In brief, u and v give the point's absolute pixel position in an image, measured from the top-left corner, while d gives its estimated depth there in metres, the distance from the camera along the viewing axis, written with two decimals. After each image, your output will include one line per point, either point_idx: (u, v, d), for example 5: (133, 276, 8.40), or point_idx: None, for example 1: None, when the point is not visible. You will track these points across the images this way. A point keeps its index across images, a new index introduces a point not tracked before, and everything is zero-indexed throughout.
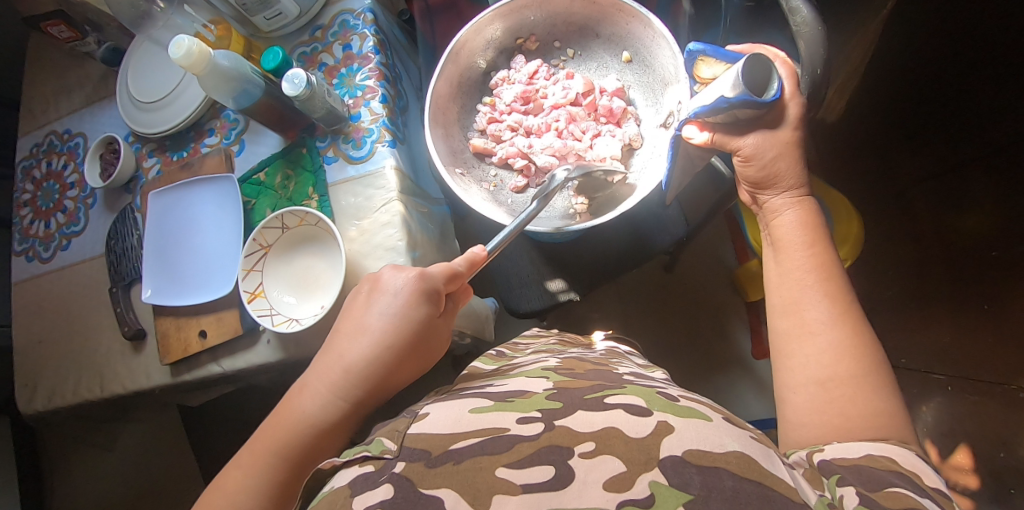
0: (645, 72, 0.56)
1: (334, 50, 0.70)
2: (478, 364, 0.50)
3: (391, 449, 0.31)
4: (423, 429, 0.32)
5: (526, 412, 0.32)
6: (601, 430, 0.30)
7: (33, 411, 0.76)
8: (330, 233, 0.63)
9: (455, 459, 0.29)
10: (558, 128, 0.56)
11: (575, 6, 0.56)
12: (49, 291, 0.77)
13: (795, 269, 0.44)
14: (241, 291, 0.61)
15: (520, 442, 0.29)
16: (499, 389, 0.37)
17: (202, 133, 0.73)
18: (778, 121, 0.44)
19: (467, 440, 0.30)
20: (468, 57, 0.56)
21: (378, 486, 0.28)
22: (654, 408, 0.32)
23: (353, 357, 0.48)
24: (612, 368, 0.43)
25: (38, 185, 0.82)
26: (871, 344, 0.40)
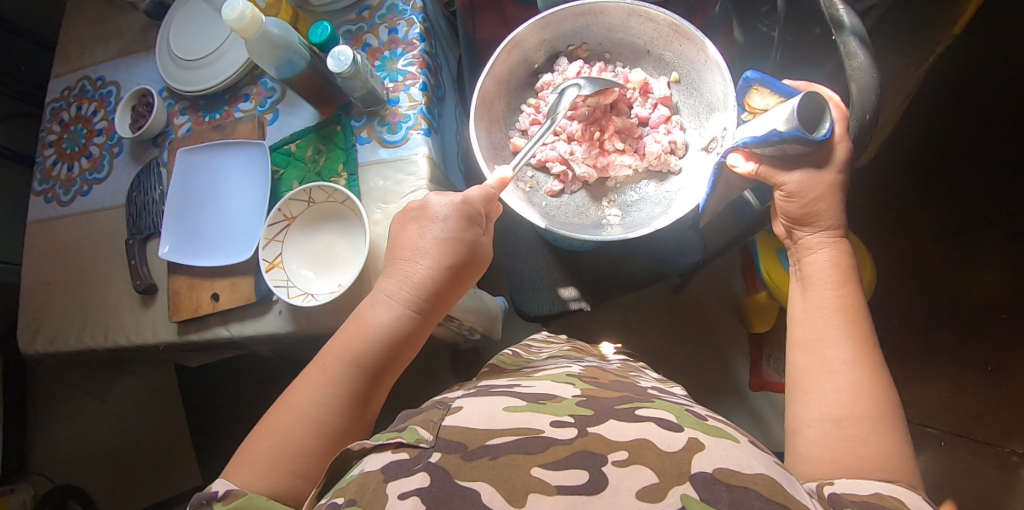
0: (693, 95, 0.54)
1: (380, 32, 0.70)
2: (498, 361, 0.59)
3: (426, 439, 0.38)
4: (458, 422, 0.39)
5: (559, 417, 0.38)
6: (634, 440, 0.35)
7: (32, 352, 0.75)
8: (356, 213, 0.63)
9: (491, 454, 0.35)
10: (601, 138, 0.55)
11: (630, 21, 0.53)
12: (64, 234, 0.77)
13: (821, 304, 0.45)
14: (261, 259, 0.61)
15: (556, 445, 0.35)
16: (527, 391, 0.44)
17: (237, 98, 0.74)
18: (825, 161, 0.44)
19: (503, 437, 0.36)
20: (519, 57, 0.55)
21: (414, 474, 0.34)
22: (685, 425, 0.38)
23: (414, 279, 0.51)
24: (636, 382, 0.50)
25: (65, 128, 0.82)
26: (888, 389, 0.41)
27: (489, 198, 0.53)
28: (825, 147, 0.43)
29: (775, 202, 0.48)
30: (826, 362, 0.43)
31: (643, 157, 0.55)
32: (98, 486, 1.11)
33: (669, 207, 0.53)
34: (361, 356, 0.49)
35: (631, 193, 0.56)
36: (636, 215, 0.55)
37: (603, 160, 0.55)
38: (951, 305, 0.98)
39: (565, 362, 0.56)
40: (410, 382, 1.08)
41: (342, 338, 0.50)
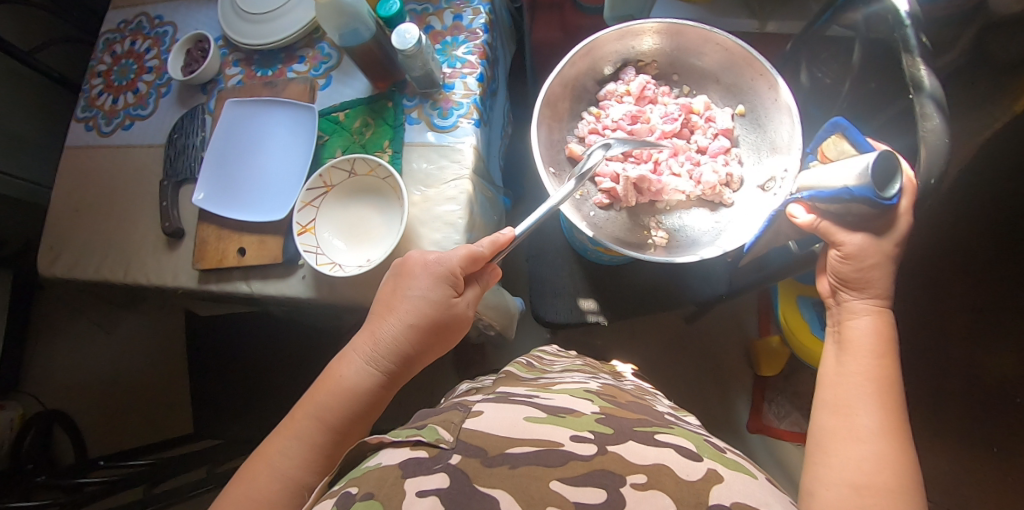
0: (757, 131, 0.52)
1: (444, 16, 0.70)
2: (515, 370, 0.60)
3: (447, 440, 0.39)
4: (479, 428, 0.41)
5: (578, 431, 0.40)
6: (653, 465, 0.36)
7: (49, 276, 0.75)
8: (396, 190, 0.62)
9: (512, 463, 0.36)
10: (657, 161, 0.51)
11: (706, 46, 0.51)
12: (98, 165, 0.77)
13: (855, 371, 0.46)
14: (294, 222, 0.61)
15: (575, 460, 0.36)
16: (545, 402, 0.46)
17: (292, 58, 0.74)
18: (886, 228, 0.44)
19: (524, 446, 0.38)
20: (590, 63, 0.53)
21: (434, 474, 0.36)
22: (705, 455, 0.39)
23: (381, 335, 0.51)
24: (652, 405, 0.51)
25: (116, 60, 0.82)
26: (913, 467, 0.40)
27: (469, 259, 0.52)
28: (889, 216, 0.43)
29: (830, 261, 0.48)
30: (852, 425, 0.43)
31: (699, 183, 0.51)
32: (88, 416, 1.12)
33: (717, 239, 0.49)
34: (322, 413, 0.49)
35: (679, 221, 0.52)
36: (683, 239, 0.50)
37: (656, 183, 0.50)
38: (963, 380, 0.98)
39: (578, 376, 0.57)
40: None
41: (309, 394, 0.50)
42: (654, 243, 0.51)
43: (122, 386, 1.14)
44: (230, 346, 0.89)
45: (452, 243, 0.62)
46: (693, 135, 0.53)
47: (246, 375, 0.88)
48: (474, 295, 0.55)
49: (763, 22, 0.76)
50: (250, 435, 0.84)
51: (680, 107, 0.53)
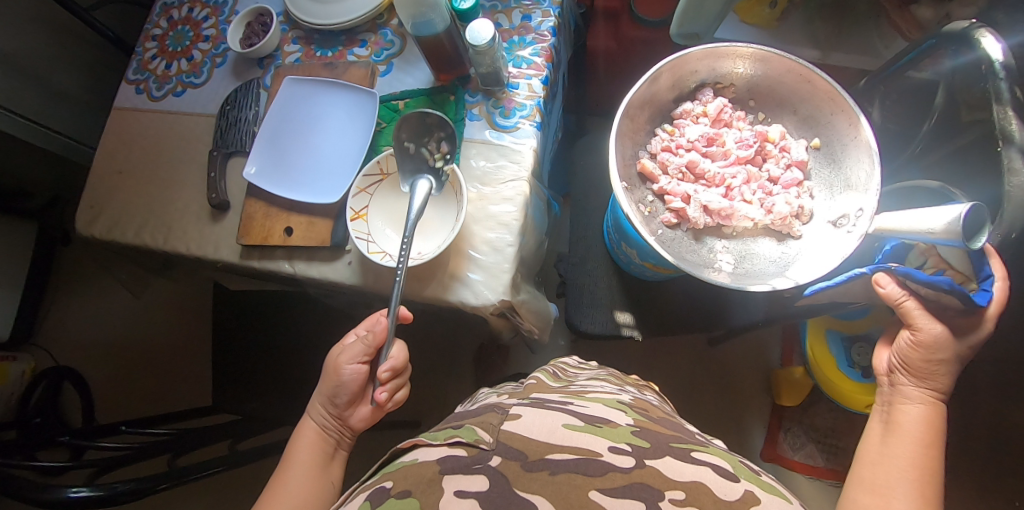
0: (830, 166, 0.51)
1: (513, 15, 0.69)
2: (543, 378, 0.60)
3: (486, 441, 0.42)
4: (518, 430, 0.43)
5: (615, 443, 0.41)
6: (691, 482, 0.38)
7: (87, 235, 0.75)
8: (454, 184, 0.62)
9: (553, 470, 0.38)
10: (731, 186, 0.51)
11: (787, 76, 0.51)
12: (146, 128, 0.76)
13: (899, 453, 0.48)
14: (349, 207, 0.60)
15: (614, 472, 0.38)
16: (580, 409, 0.47)
17: (354, 42, 0.73)
18: (967, 329, 0.49)
19: (563, 453, 0.40)
20: (671, 80, 0.52)
21: (475, 476, 0.38)
22: (741, 477, 0.40)
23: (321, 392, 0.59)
24: (682, 423, 0.51)
25: (172, 26, 0.80)
26: None
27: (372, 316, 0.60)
28: (975, 316, 0.49)
29: (902, 345, 0.53)
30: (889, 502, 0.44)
31: (769, 212, 0.50)
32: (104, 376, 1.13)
33: (786, 269, 0.49)
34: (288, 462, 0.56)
35: (745, 247, 0.51)
36: (749, 267, 0.50)
37: (727, 207, 0.50)
38: None
39: (604, 385, 0.57)
40: (430, 361, 1.09)
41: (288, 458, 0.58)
42: (718, 266, 0.50)
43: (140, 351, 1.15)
44: (256, 323, 0.89)
45: (505, 244, 0.61)
46: (764, 163, 0.52)
47: (271, 354, 0.87)
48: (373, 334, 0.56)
49: (825, 52, 0.76)
50: (271, 414, 0.84)
51: (755, 134, 0.52)
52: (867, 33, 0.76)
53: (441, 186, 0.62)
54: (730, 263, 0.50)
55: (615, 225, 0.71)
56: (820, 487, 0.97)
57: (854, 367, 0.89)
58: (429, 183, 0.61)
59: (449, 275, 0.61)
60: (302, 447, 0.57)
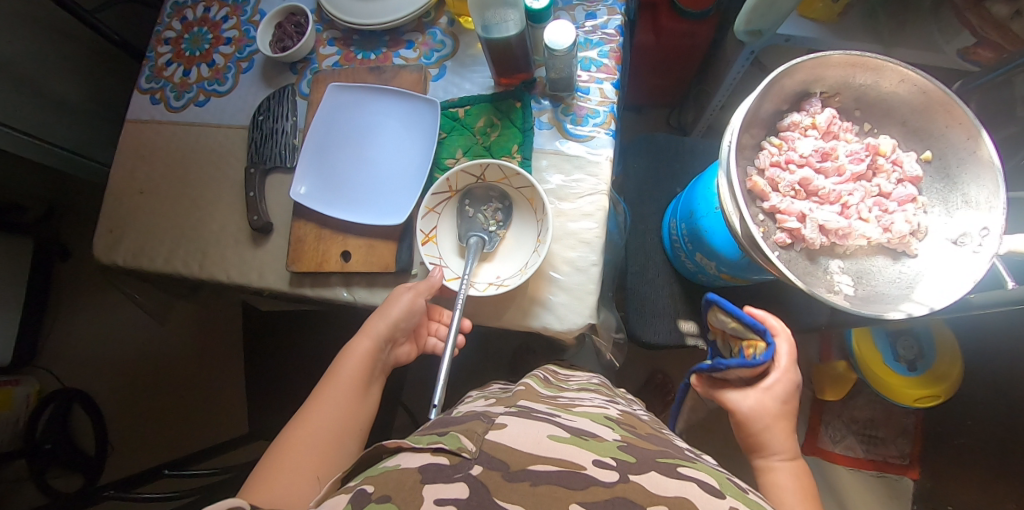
0: (944, 180, 0.48)
1: (576, 12, 0.64)
2: (533, 384, 0.55)
3: (470, 450, 0.36)
4: (503, 441, 0.37)
5: (600, 456, 0.36)
6: (675, 497, 0.33)
7: (106, 263, 0.67)
8: (535, 199, 0.57)
9: (532, 481, 0.33)
10: (846, 203, 0.48)
11: (900, 85, 0.48)
12: (167, 142, 0.69)
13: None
14: (419, 230, 0.55)
15: (595, 485, 0.33)
16: (567, 422, 0.42)
17: (399, 43, 0.67)
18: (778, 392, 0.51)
19: (545, 464, 0.35)
20: (780, 90, 0.49)
21: (454, 482, 0.33)
22: (726, 493, 0.36)
23: (373, 329, 0.54)
24: (670, 439, 0.47)
25: (187, 28, 0.72)
26: None
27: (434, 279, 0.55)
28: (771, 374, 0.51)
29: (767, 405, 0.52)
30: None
31: (886, 231, 0.48)
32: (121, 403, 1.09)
33: (909, 290, 0.47)
34: (340, 381, 0.52)
35: (860, 266, 0.49)
36: (870, 288, 0.48)
37: (845, 227, 0.47)
38: None
39: (596, 399, 0.53)
40: (467, 374, 1.05)
41: (331, 373, 0.53)
42: (837, 289, 0.47)
43: (161, 371, 1.12)
44: (291, 346, 0.83)
45: (588, 264, 0.57)
46: (874, 178, 0.50)
47: (310, 379, 0.82)
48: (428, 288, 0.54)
49: (887, 48, 0.73)
50: None
51: (865, 147, 0.49)
52: (928, 28, 0.73)
53: (492, 247, 0.58)
54: (849, 285, 0.48)
55: (688, 233, 0.66)
56: (863, 482, 0.98)
57: (900, 361, 0.91)
58: (481, 239, 0.57)
59: (529, 299, 0.57)
60: (351, 366, 0.53)
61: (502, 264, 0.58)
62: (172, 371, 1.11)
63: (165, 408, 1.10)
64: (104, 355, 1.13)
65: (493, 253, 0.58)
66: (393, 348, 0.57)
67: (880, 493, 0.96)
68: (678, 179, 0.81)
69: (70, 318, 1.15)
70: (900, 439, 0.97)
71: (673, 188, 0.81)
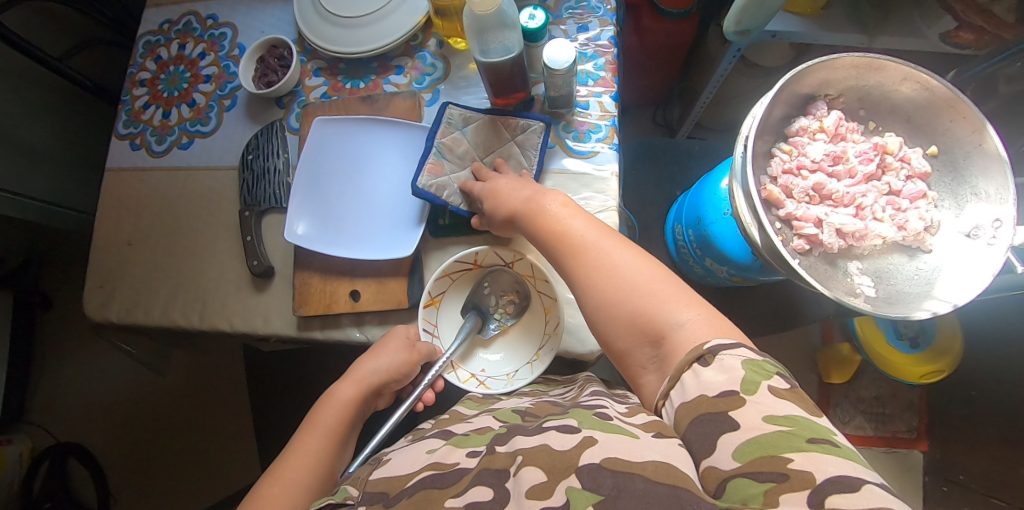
0: (952, 172, 0.48)
1: (568, 26, 0.63)
2: (460, 408, 0.49)
3: (353, 495, 0.37)
4: (383, 475, 0.39)
5: (474, 447, 0.39)
6: (535, 447, 0.34)
7: (97, 320, 0.64)
8: (552, 316, 0.55)
9: (409, 494, 0.35)
10: (861, 205, 0.49)
11: (902, 84, 0.48)
12: (152, 188, 0.67)
13: (627, 267, 0.40)
14: (427, 293, 0.55)
15: (462, 477, 0.35)
16: (463, 427, 0.43)
17: (388, 68, 0.65)
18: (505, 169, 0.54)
19: (418, 476, 0.37)
20: (789, 96, 0.50)
21: None
22: (583, 426, 0.35)
23: (363, 376, 0.54)
24: (578, 399, 0.45)
25: (162, 67, 0.71)
26: (620, 255, 0.42)
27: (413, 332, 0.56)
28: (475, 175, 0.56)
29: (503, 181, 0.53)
30: (663, 356, 0.37)
31: (901, 229, 0.48)
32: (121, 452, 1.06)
33: (931, 287, 0.46)
34: (322, 428, 0.51)
35: (878, 265, 0.49)
36: (890, 288, 0.48)
37: (862, 229, 0.48)
38: None
39: (522, 398, 0.50)
40: None
41: (310, 420, 0.52)
42: (858, 292, 0.48)
43: (159, 415, 1.08)
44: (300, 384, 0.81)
45: None
46: (884, 176, 0.50)
47: None
48: (403, 341, 0.55)
49: (872, 38, 0.73)
50: None
51: (874, 147, 0.50)
52: (911, 15, 0.73)
53: (490, 335, 0.58)
54: (870, 288, 0.48)
55: (696, 239, 0.65)
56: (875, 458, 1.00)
57: (902, 339, 0.93)
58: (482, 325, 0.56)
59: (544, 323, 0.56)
60: (332, 412, 0.52)
61: (494, 357, 0.58)
62: (173, 414, 1.08)
63: (168, 454, 1.06)
64: (97, 404, 1.09)
65: (489, 342, 0.58)
66: (375, 398, 0.56)
67: (889, 464, 0.99)
68: (677, 182, 0.81)
69: (58, 369, 1.10)
70: (906, 414, 1.00)
71: (673, 190, 0.81)
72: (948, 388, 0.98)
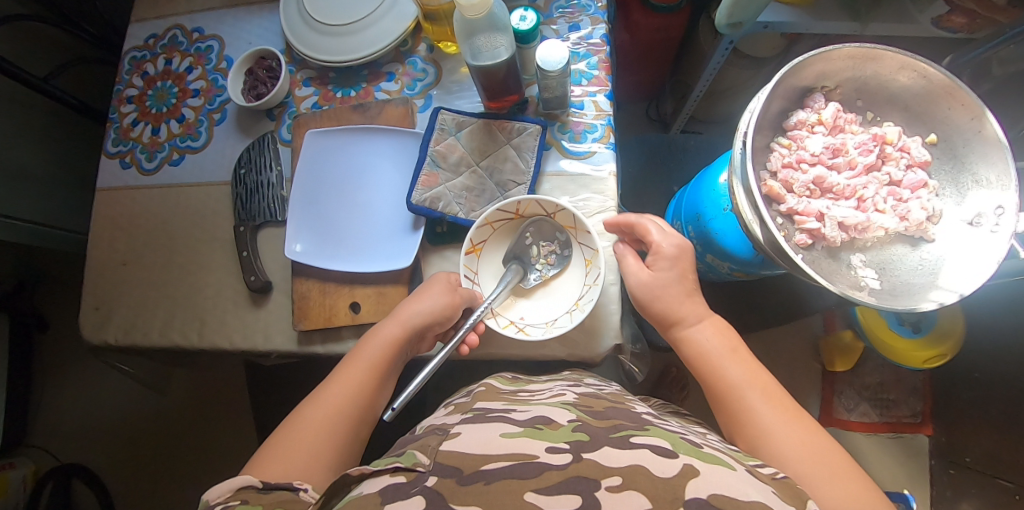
0: (952, 161, 0.48)
1: (559, 25, 0.62)
2: (495, 382, 0.50)
3: (423, 464, 0.32)
4: (456, 447, 0.33)
5: (554, 443, 0.33)
6: (628, 466, 0.30)
7: (96, 343, 0.63)
8: (592, 268, 0.54)
9: (486, 480, 0.29)
10: (862, 196, 0.49)
11: (899, 74, 0.48)
12: (145, 207, 0.66)
13: (792, 440, 0.40)
14: (468, 239, 0.54)
15: (550, 470, 0.29)
16: (524, 416, 0.38)
17: (379, 76, 0.64)
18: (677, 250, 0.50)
19: (500, 462, 0.31)
20: (786, 88, 0.49)
21: (411, 498, 0.29)
22: (680, 451, 0.32)
23: (405, 319, 0.51)
24: (631, 407, 0.43)
25: (149, 83, 0.70)
26: (798, 423, 0.42)
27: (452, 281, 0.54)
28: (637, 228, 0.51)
29: (668, 273, 0.50)
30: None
31: (903, 219, 0.48)
32: (127, 471, 1.06)
33: (937, 277, 0.46)
34: (364, 366, 0.50)
35: (881, 257, 0.49)
36: (894, 280, 0.48)
37: (863, 221, 0.48)
38: None
39: (560, 387, 0.47)
40: None
41: (354, 355, 0.51)
42: (863, 285, 0.47)
43: (163, 432, 1.08)
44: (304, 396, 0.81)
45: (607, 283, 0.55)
46: (883, 166, 0.50)
47: None
48: (448, 290, 0.52)
49: (864, 25, 0.71)
50: None
51: (872, 137, 0.50)
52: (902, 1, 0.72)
53: (532, 285, 0.57)
54: (875, 280, 0.48)
55: (696, 235, 0.65)
56: (880, 444, 1.01)
57: (904, 324, 0.91)
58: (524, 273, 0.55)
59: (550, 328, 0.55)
60: (374, 349, 0.51)
61: (534, 306, 0.57)
62: (176, 430, 1.08)
63: (173, 471, 1.06)
64: (101, 424, 1.08)
65: (529, 291, 0.57)
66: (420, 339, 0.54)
67: (894, 449, 1.00)
68: (674, 177, 0.80)
69: (57, 390, 1.10)
70: (911, 398, 1.00)
71: (671, 186, 0.80)
72: (950, 370, 0.98)
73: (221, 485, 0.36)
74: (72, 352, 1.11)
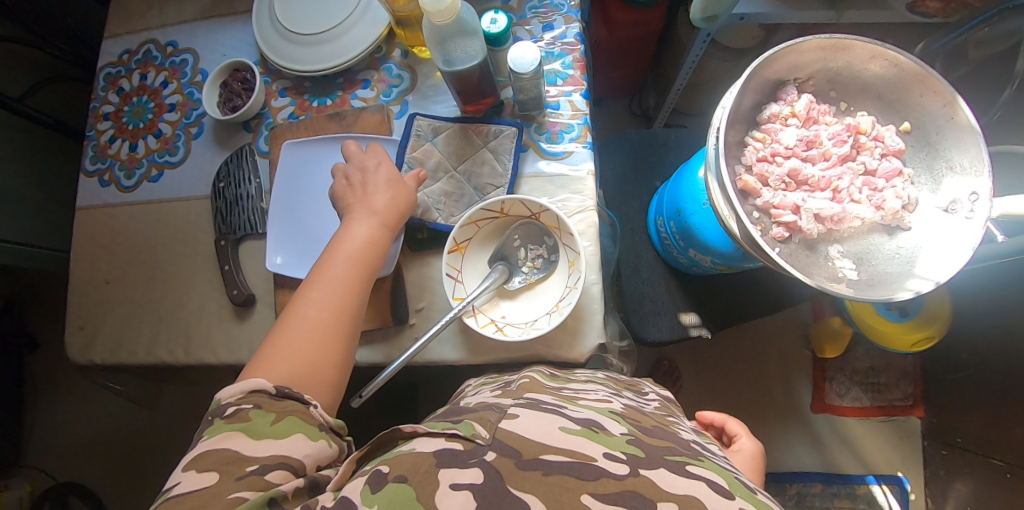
0: (926, 147, 0.48)
1: (533, 26, 0.62)
2: (536, 376, 0.47)
3: (482, 436, 0.33)
4: (516, 428, 0.34)
5: (611, 450, 0.32)
6: (685, 495, 0.29)
7: (83, 362, 0.63)
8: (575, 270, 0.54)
9: (545, 470, 0.30)
10: (837, 188, 0.49)
11: (870, 64, 0.48)
12: (126, 225, 0.66)
13: None
14: (452, 237, 0.54)
15: (607, 477, 0.29)
16: (577, 413, 0.38)
17: (354, 83, 0.64)
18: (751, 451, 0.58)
19: (559, 454, 0.31)
20: (759, 82, 0.49)
21: (468, 468, 0.30)
22: (736, 494, 0.30)
23: (374, 206, 0.52)
24: (676, 430, 0.41)
25: (125, 99, 0.69)
26: None
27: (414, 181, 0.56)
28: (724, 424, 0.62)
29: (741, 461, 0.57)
30: None
31: (879, 208, 0.48)
32: (125, 486, 1.06)
33: (914, 266, 0.46)
34: (343, 265, 0.50)
35: (858, 248, 0.49)
36: (872, 269, 0.48)
37: (840, 212, 0.48)
38: None
39: (604, 390, 0.46)
40: None
41: (327, 258, 0.50)
42: (841, 276, 0.48)
43: (159, 446, 1.08)
44: None
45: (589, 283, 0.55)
46: (859, 156, 0.50)
47: None
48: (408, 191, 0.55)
49: (840, 13, 0.72)
50: None
51: (846, 128, 0.50)
52: None
53: (516, 288, 0.57)
54: (853, 272, 0.48)
55: (678, 230, 0.65)
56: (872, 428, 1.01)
57: (892, 309, 0.91)
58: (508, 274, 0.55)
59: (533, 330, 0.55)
60: (351, 244, 0.51)
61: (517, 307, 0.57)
62: (171, 444, 1.08)
63: None
64: (97, 440, 1.09)
65: (514, 293, 0.57)
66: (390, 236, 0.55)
67: (886, 432, 1.00)
68: (656, 173, 0.80)
69: (52, 409, 1.09)
70: (902, 381, 1.00)
71: (653, 181, 0.80)
72: (939, 352, 0.99)
73: (234, 388, 0.41)
74: (64, 370, 1.11)
